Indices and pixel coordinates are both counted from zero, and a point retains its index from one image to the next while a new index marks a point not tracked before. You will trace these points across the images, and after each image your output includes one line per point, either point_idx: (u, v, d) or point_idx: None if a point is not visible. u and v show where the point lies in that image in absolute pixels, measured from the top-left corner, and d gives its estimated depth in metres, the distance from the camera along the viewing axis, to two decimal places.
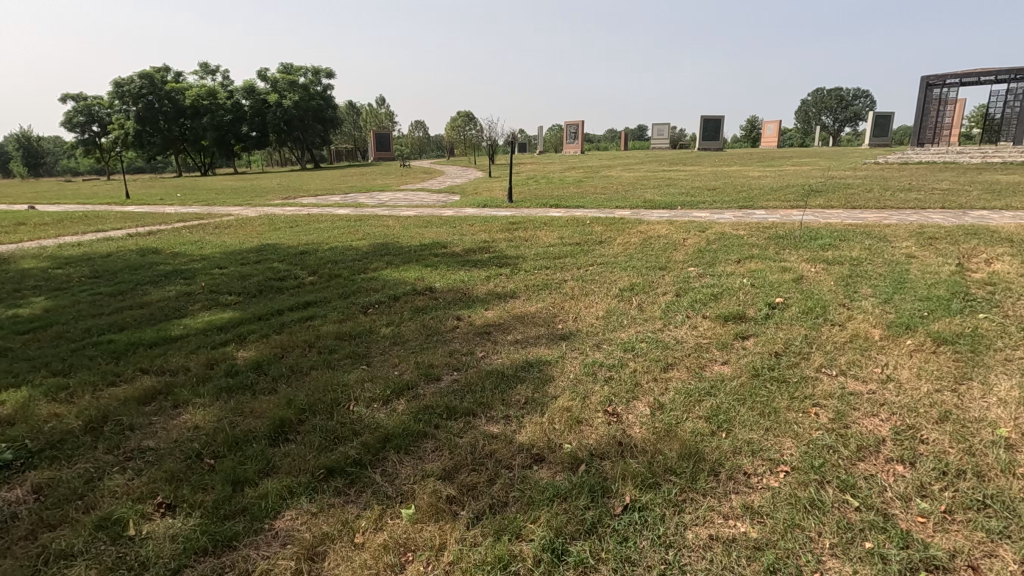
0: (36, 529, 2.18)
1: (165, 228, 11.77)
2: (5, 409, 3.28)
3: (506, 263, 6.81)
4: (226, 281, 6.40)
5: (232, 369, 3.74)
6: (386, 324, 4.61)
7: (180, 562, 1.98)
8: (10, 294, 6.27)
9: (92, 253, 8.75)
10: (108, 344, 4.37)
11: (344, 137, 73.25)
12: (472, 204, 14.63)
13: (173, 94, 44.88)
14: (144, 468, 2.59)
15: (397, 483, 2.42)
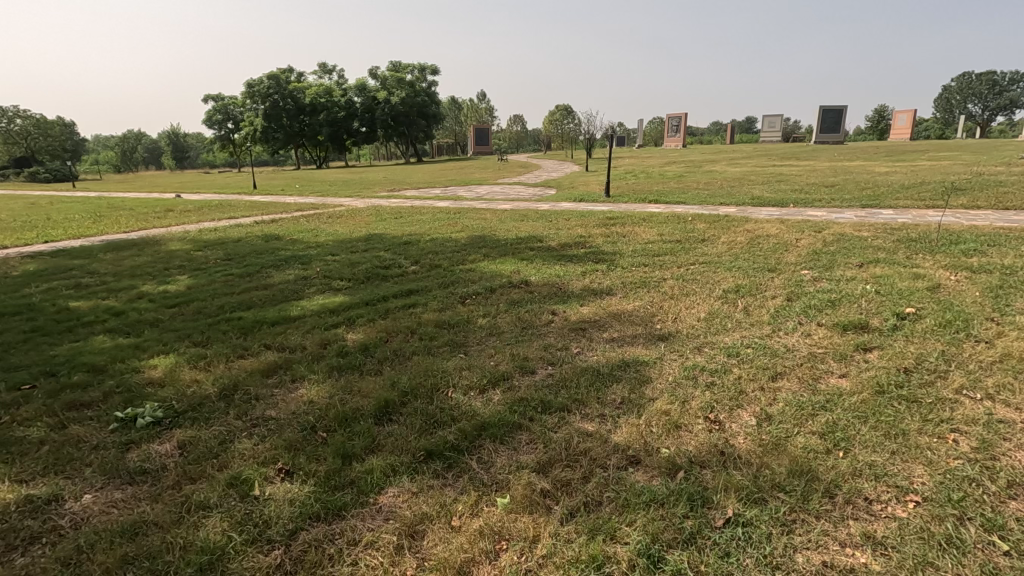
0: (181, 481, 2.48)
1: (285, 217, 12.88)
2: (157, 371, 3.76)
3: (603, 259, 6.71)
4: (338, 267, 6.88)
5: (342, 349, 4.02)
6: (482, 315, 4.72)
7: (296, 524, 2.16)
8: (161, 272, 7.14)
9: (226, 238, 9.77)
10: (238, 320, 4.87)
11: (445, 133, 75.94)
12: (569, 198, 14.58)
13: (296, 94, 48.88)
14: (267, 435, 2.85)
15: (492, 472, 2.47)
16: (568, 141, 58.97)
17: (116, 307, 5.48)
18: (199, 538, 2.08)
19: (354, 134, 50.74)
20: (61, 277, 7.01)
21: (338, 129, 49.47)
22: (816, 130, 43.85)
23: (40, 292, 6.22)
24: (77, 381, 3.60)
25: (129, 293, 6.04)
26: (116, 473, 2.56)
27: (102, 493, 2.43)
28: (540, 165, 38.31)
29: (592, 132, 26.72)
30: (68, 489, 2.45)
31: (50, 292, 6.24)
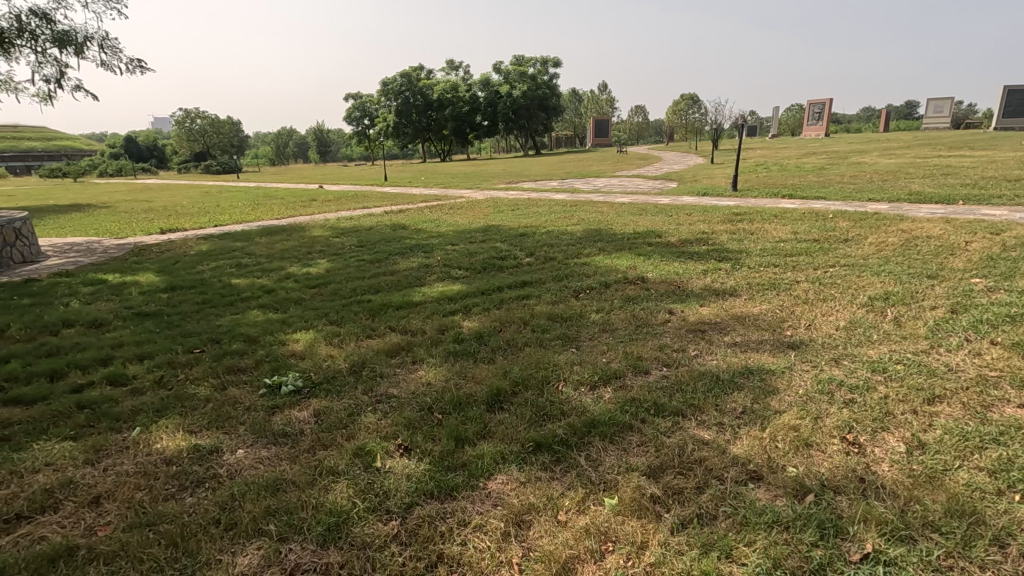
0: (315, 446, 2.74)
1: (411, 207, 13.69)
2: (299, 345, 4.19)
3: (728, 258, 6.30)
4: (457, 257, 7.17)
5: (459, 336, 4.18)
6: (596, 310, 4.66)
7: (412, 499, 2.29)
8: (305, 256, 7.93)
9: (359, 226, 10.62)
10: (368, 302, 5.27)
11: (564, 125, 75.92)
12: (692, 192, 13.91)
13: (425, 90, 51.60)
14: (389, 411, 3.06)
15: (601, 471, 2.43)
16: (693, 131, 56.08)
17: (267, 285, 6.18)
18: (328, 500, 2.29)
19: (476, 128, 52.48)
20: (226, 257, 8.05)
21: (462, 123, 51.49)
22: (997, 115, 37.58)
23: (210, 269, 7.20)
24: (236, 349, 4.12)
25: (279, 274, 6.78)
26: (263, 433, 2.89)
27: (252, 449, 2.76)
28: (662, 157, 36.95)
29: (720, 122, 25.19)
30: (226, 443, 2.81)
31: (217, 270, 7.19)
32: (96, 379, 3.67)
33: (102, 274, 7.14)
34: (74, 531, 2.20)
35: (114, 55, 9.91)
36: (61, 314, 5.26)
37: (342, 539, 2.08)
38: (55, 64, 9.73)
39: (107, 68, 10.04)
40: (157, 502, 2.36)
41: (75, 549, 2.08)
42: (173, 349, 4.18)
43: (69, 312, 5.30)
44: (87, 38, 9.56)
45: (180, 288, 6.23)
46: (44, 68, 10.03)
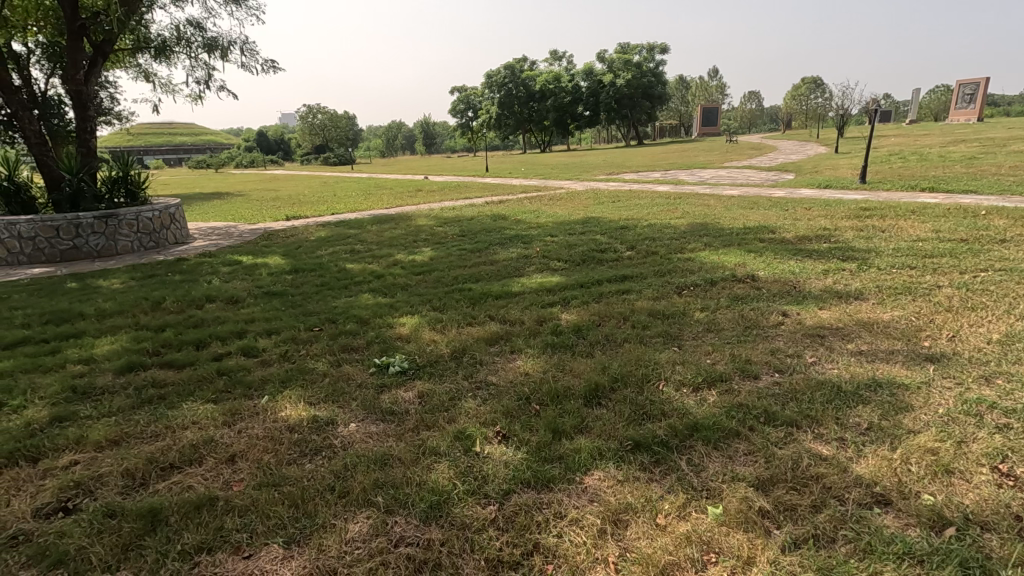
0: (419, 426, 2.88)
1: (512, 198, 13.88)
2: (405, 328, 4.41)
3: (853, 257, 5.75)
4: (556, 248, 7.16)
5: (557, 328, 4.18)
6: (700, 308, 4.45)
7: (509, 487, 2.33)
8: (411, 244, 8.33)
9: (461, 216, 10.95)
10: (469, 291, 5.42)
11: (670, 114, 73.04)
12: (811, 183, 12.83)
13: (528, 82, 51.98)
14: (488, 398, 3.14)
15: (703, 477, 2.33)
16: (815, 118, 51.57)
17: (377, 271, 6.57)
18: (430, 479, 2.39)
19: (578, 118, 51.92)
20: (341, 243, 8.66)
21: (564, 114, 51.17)
22: None
23: (327, 254, 7.77)
24: (349, 330, 4.42)
25: (387, 260, 7.18)
26: (373, 409, 3.09)
27: (363, 424, 2.95)
28: (777, 146, 34.40)
29: (848, 107, 22.96)
30: (341, 416, 3.04)
31: (333, 255, 7.76)
32: (232, 350, 4.11)
33: (238, 256, 7.96)
34: (215, 484, 2.48)
35: (252, 57, 10.94)
36: (205, 290, 5.95)
37: (443, 518, 2.17)
38: (205, 67, 10.93)
39: (247, 69, 11.10)
40: (282, 465, 2.60)
41: (214, 500, 2.35)
42: (296, 326, 4.58)
43: (211, 289, 5.97)
44: (231, 42, 10.62)
45: (302, 271, 6.80)
46: (195, 71, 11.31)
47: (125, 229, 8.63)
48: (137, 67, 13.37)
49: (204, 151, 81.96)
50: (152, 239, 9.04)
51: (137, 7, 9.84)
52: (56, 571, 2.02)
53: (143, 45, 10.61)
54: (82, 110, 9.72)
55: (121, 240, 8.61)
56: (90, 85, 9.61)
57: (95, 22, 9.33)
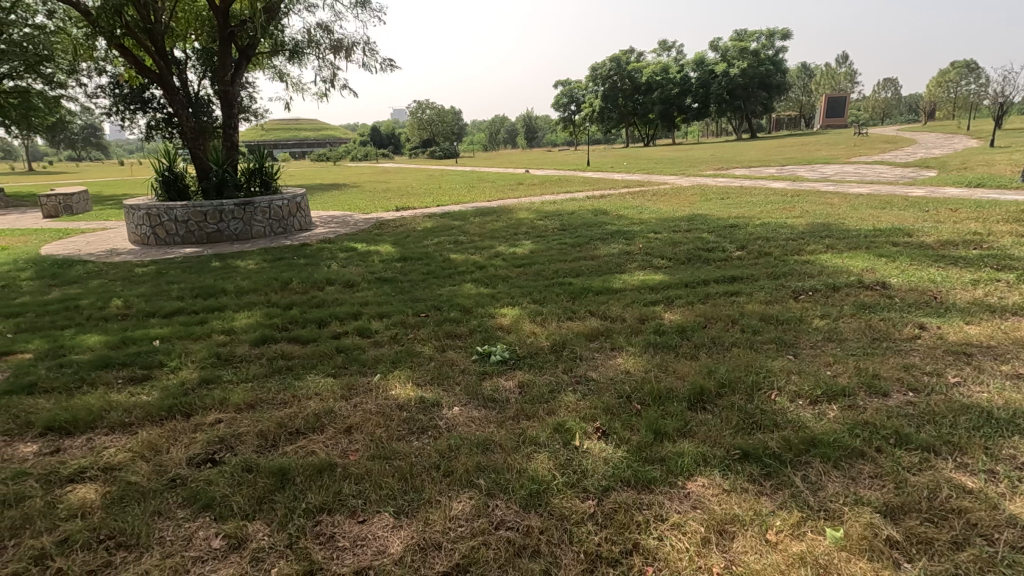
0: (520, 415, 2.94)
1: (614, 193, 13.66)
2: (506, 319, 4.52)
3: (1011, 267, 5.03)
4: (660, 246, 6.95)
5: (660, 327, 4.07)
6: (820, 315, 4.12)
7: (609, 484, 2.31)
8: (512, 236, 8.48)
9: (562, 210, 10.95)
10: (569, 285, 5.42)
11: (789, 104, 67.85)
12: (959, 181, 11.36)
13: (634, 74, 50.76)
14: (588, 394, 3.13)
15: (821, 497, 2.17)
16: (965, 108, 45.48)
17: (480, 262, 6.76)
18: (530, 468, 2.44)
19: (685, 111, 49.75)
20: (446, 234, 9.01)
21: (670, 106, 49.30)
22: None
23: (433, 244, 8.13)
24: (453, 317, 4.60)
25: (489, 252, 7.37)
26: (475, 395, 3.20)
27: (466, 409, 3.07)
28: (915, 139, 30.79)
29: (1009, 94, 20.04)
30: (446, 399, 3.18)
31: (439, 245, 8.09)
32: (349, 330, 4.44)
33: (353, 243, 8.55)
34: (334, 451, 2.71)
35: (373, 56, 11.63)
36: (325, 274, 6.46)
37: (542, 507, 2.21)
38: (331, 67, 11.79)
39: (367, 68, 11.83)
40: (393, 440, 2.77)
41: (334, 466, 2.56)
42: (404, 311, 4.84)
43: (330, 273, 6.47)
44: (354, 43, 11.36)
45: (410, 259, 7.17)
46: (323, 71, 12.23)
47: (259, 215, 9.59)
48: (273, 67, 14.71)
49: (324, 145, 88.59)
50: (281, 225, 9.96)
51: (277, 13, 10.82)
52: (205, 512, 2.31)
53: (279, 48, 11.66)
54: (228, 108, 10.88)
55: (256, 226, 9.59)
56: (236, 86, 10.73)
57: (242, 29, 10.38)
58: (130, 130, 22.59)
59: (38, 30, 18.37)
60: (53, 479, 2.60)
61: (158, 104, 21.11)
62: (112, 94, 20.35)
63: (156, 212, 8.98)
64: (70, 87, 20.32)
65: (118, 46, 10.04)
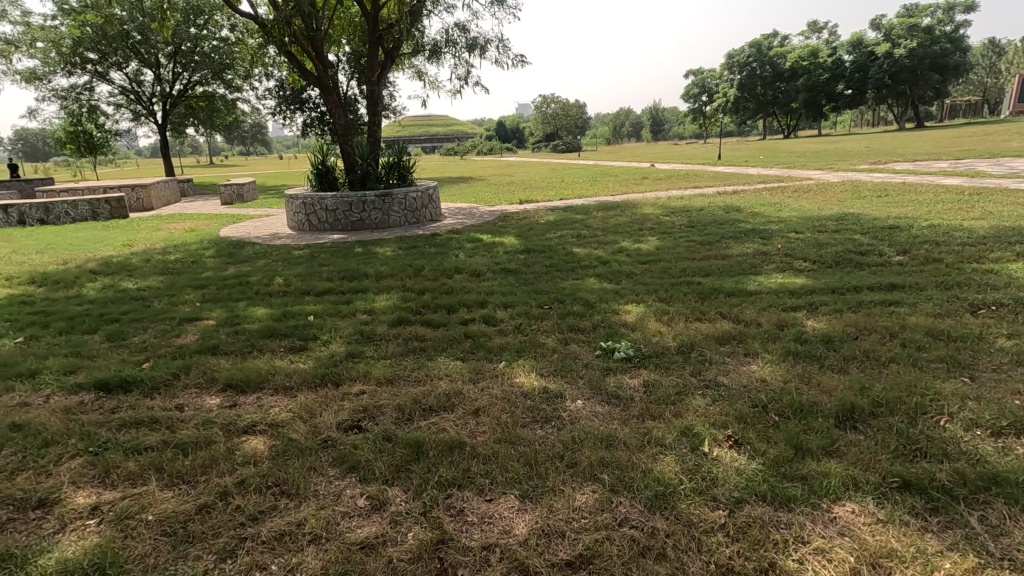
0: (644, 415, 2.87)
1: (749, 188, 12.75)
2: (630, 316, 4.43)
3: None
4: (802, 247, 6.38)
5: (802, 336, 3.75)
6: (1006, 334, 3.53)
7: (742, 496, 2.19)
8: (637, 232, 8.27)
9: (691, 206, 10.45)
10: (698, 285, 5.18)
11: (969, 88, 58.45)
12: None
13: (776, 59, 47.19)
14: (719, 399, 2.98)
15: (1005, 544, 1.87)
16: None
17: (603, 257, 6.68)
18: (656, 470, 2.39)
19: (835, 99, 44.88)
20: (569, 228, 9.03)
21: (818, 94, 44.90)
22: None
23: (556, 237, 8.20)
24: (577, 311, 4.62)
25: (613, 247, 7.26)
26: (599, 390, 3.19)
27: (589, 403, 3.07)
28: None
29: None
30: (569, 392, 3.20)
31: (561, 239, 8.14)
32: (476, 317, 4.64)
33: (479, 234, 8.90)
34: (462, 431, 2.85)
35: (505, 53, 11.95)
36: (454, 262, 6.79)
37: (669, 510, 2.15)
38: (466, 64, 12.29)
39: (499, 64, 12.19)
40: (517, 426, 2.85)
41: (463, 445, 2.70)
42: (528, 302, 4.94)
43: (459, 262, 6.80)
44: (489, 41, 11.76)
45: (534, 251, 7.30)
46: (458, 69, 12.80)
47: (397, 207, 10.35)
48: (414, 67, 15.70)
49: (453, 140, 92.79)
50: (415, 216, 10.64)
51: (420, 15, 11.49)
52: (351, 474, 2.56)
53: (421, 49, 12.41)
54: (373, 106, 11.80)
55: (393, 216, 10.36)
56: (382, 86, 11.59)
57: (389, 32, 11.17)
58: (290, 128, 25.40)
59: (223, 42, 21.24)
60: (232, 428, 3.03)
61: (313, 103, 23.48)
62: (278, 96, 22.99)
63: (311, 201, 10.00)
64: (246, 91, 23.31)
65: (286, 53, 11.30)
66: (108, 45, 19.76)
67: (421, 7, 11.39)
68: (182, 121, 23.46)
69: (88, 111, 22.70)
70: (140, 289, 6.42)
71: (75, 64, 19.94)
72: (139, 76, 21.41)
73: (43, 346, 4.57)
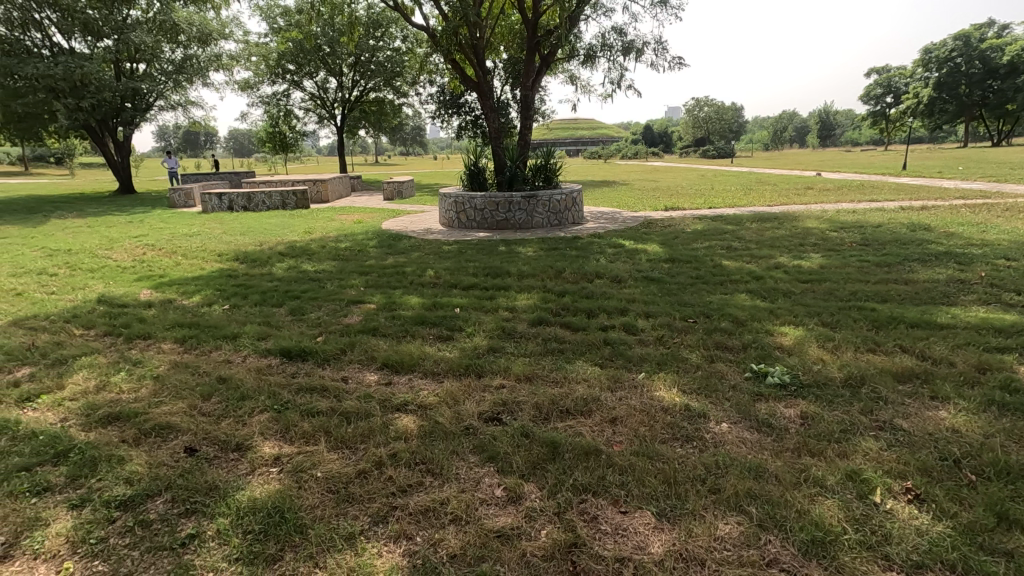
0: (801, 449, 2.62)
1: (943, 205, 10.98)
2: (787, 339, 4.06)
3: None
4: (1014, 276, 5.35)
5: (1011, 383, 3.14)
6: None
7: (923, 560, 1.90)
8: (798, 247, 7.55)
9: (865, 222, 9.28)
10: (872, 311, 4.58)
11: None
12: None
13: (988, 52, 40.11)
14: (896, 444, 2.61)
15: None
16: None
17: (756, 272, 6.20)
18: (814, 512, 2.16)
19: None
20: (719, 238, 8.52)
21: None
22: None
23: (704, 248, 7.79)
24: (725, 328, 4.34)
25: (768, 262, 6.72)
26: (747, 415, 2.97)
27: (736, 428, 2.87)
28: None
29: None
30: (714, 413, 3.01)
31: (709, 250, 7.71)
32: (617, 324, 4.57)
33: (621, 239, 8.76)
34: (599, 439, 2.83)
35: (663, 55, 11.60)
36: (595, 267, 6.77)
37: (828, 560, 1.94)
38: (620, 67, 12.16)
39: (655, 67, 11.88)
40: (656, 441, 2.76)
41: (600, 452, 2.68)
42: (671, 314, 4.76)
43: (600, 267, 6.76)
44: (646, 43, 11.51)
45: (679, 261, 7.00)
46: (612, 72, 12.72)
47: (541, 208, 10.56)
48: (566, 72, 15.92)
49: (598, 144, 92.58)
50: (558, 218, 10.80)
51: (578, 20, 11.59)
52: (490, 463, 2.67)
53: (576, 54, 12.53)
54: (525, 110, 12.16)
55: (536, 217, 10.59)
56: (536, 91, 11.90)
57: (547, 38, 11.44)
58: (447, 130, 27.17)
59: (396, 52, 23.31)
60: (388, 404, 3.32)
61: (469, 108, 24.87)
62: (437, 101, 24.67)
63: (462, 199, 10.63)
64: (411, 96, 25.36)
65: (451, 61, 12.11)
66: (304, 58, 22.78)
67: (581, 12, 11.48)
68: (356, 123, 26.25)
69: (284, 114, 26.37)
70: (316, 272, 7.31)
71: (278, 74, 23.30)
72: (326, 84, 24.36)
73: (243, 314, 5.41)
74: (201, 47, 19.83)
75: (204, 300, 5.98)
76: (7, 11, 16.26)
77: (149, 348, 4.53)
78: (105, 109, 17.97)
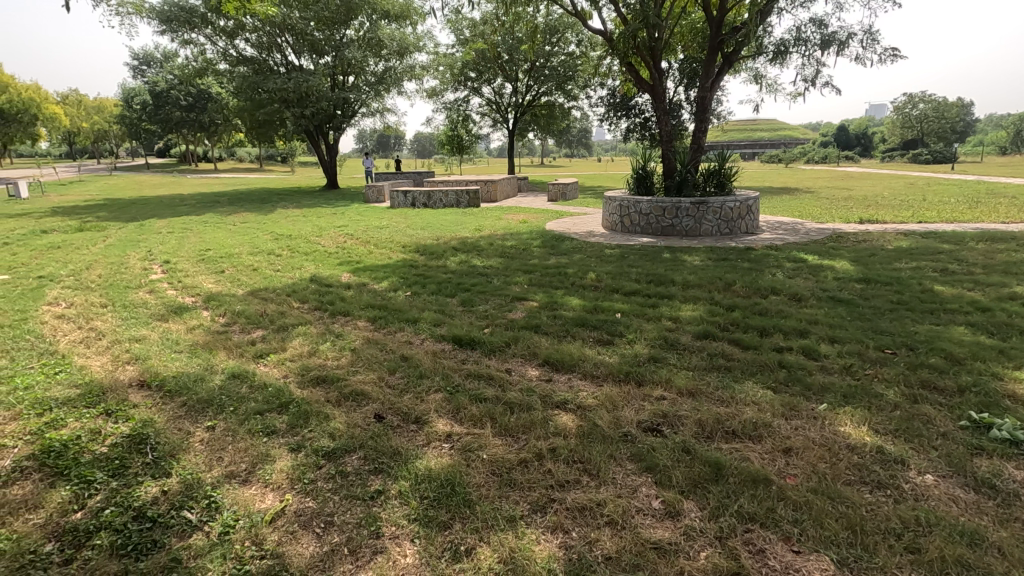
0: None
1: None
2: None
3: None
4: None
5: None
6: None
7: None
8: None
9: None
10: None
11: None
12: None
13: None
14: None
15: None
16: None
17: (982, 302, 5.20)
18: None
19: None
20: (930, 259, 7.28)
21: None
22: None
23: (908, 269, 6.73)
24: (936, 364, 3.72)
25: (1000, 291, 5.57)
26: (962, 470, 2.52)
27: (944, 482, 2.46)
28: None
29: None
30: (916, 461, 2.62)
31: (916, 271, 6.63)
32: (795, 346, 4.18)
33: (803, 253, 7.93)
34: (769, 467, 2.63)
35: (872, 47, 10.22)
36: (771, 282, 6.23)
37: None
38: (817, 63, 10.97)
39: (860, 61, 10.51)
40: (838, 481, 2.49)
41: (770, 481, 2.50)
42: (864, 342, 4.21)
43: (777, 282, 6.21)
44: (852, 35, 10.23)
45: (875, 282, 6.14)
46: (806, 68, 11.52)
47: (711, 214, 10.00)
48: (751, 70, 14.80)
49: (778, 147, 84.73)
50: (729, 226, 10.13)
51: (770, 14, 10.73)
52: (649, 473, 2.64)
53: (764, 50, 11.59)
54: (702, 112, 11.57)
55: (705, 224, 10.05)
56: (715, 91, 11.26)
57: (732, 36, 10.77)
58: (614, 132, 26.97)
59: (570, 56, 23.74)
60: (549, 400, 3.45)
61: (639, 110, 24.42)
62: (607, 103, 24.62)
63: (627, 203, 10.48)
64: (581, 99, 25.65)
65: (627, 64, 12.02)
66: (485, 65, 24.29)
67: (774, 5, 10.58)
68: (527, 126, 27.33)
69: (463, 119, 28.46)
70: (484, 267, 7.81)
71: (462, 82, 25.19)
72: (502, 90, 25.76)
73: (422, 301, 6.00)
74: (399, 60, 22.25)
75: (390, 286, 6.75)
76: (259, 37, 20.08)
77: (347, 324, 5.25)
78: (322, 117, 21.11)
